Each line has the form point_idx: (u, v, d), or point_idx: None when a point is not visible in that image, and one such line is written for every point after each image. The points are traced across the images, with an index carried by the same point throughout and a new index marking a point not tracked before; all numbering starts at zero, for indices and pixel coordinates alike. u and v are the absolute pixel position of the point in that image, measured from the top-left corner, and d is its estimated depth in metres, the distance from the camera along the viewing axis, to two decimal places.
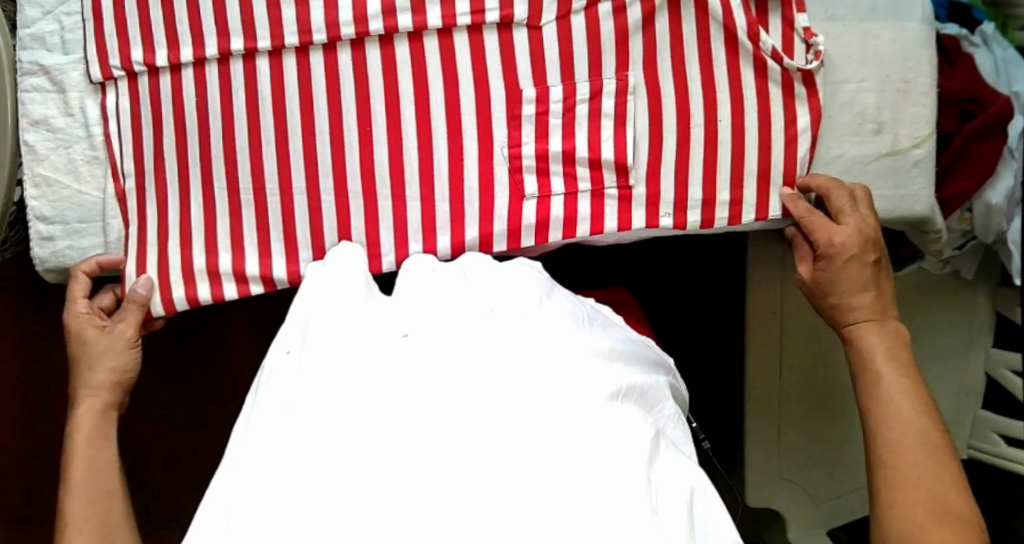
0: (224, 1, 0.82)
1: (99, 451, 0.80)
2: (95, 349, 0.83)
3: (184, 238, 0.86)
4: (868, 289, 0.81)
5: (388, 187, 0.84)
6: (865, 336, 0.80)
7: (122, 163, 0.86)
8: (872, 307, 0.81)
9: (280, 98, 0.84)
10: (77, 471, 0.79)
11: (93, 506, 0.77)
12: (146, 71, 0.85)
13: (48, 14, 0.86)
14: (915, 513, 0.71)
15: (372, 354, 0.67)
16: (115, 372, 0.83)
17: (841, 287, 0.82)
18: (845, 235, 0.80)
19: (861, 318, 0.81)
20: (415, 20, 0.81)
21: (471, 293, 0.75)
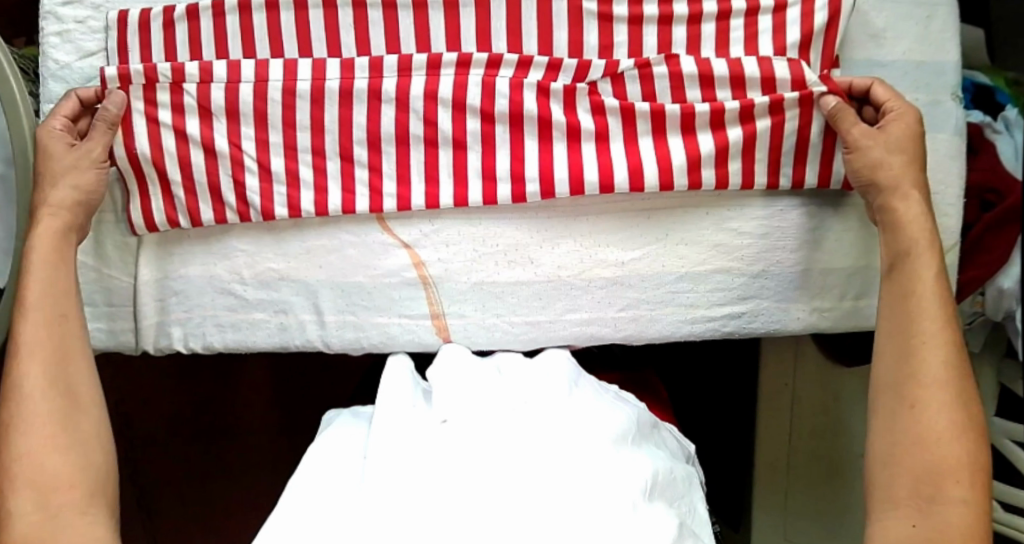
0: (266, 87, 0.82)
1: (55, 273, 0.77)
2: (63, 159, 0.80)
3: (185, 177, 0.84)
4: (918, 164, 0.79)
5: (415, 272, 0.84)
6: (912, 222, 0.78)
7: (137, 227, 0.85)
8: (915, 178, 0.79)
9: (322, 186, 0.83)
10: (30, 293, 0.76)
11: (44, 330, 0.75)
12: (175, 134, 0.83)
13: (72, 90, 0.86)
14: (931, 451, 0.71)
15: (417, 439, 0.71)
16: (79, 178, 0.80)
17: (887, 161, 0.79)
18: (896, 106, 0.80)
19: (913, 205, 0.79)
20: (455, 123, 0.82)
21: (511, 364, 0.82)
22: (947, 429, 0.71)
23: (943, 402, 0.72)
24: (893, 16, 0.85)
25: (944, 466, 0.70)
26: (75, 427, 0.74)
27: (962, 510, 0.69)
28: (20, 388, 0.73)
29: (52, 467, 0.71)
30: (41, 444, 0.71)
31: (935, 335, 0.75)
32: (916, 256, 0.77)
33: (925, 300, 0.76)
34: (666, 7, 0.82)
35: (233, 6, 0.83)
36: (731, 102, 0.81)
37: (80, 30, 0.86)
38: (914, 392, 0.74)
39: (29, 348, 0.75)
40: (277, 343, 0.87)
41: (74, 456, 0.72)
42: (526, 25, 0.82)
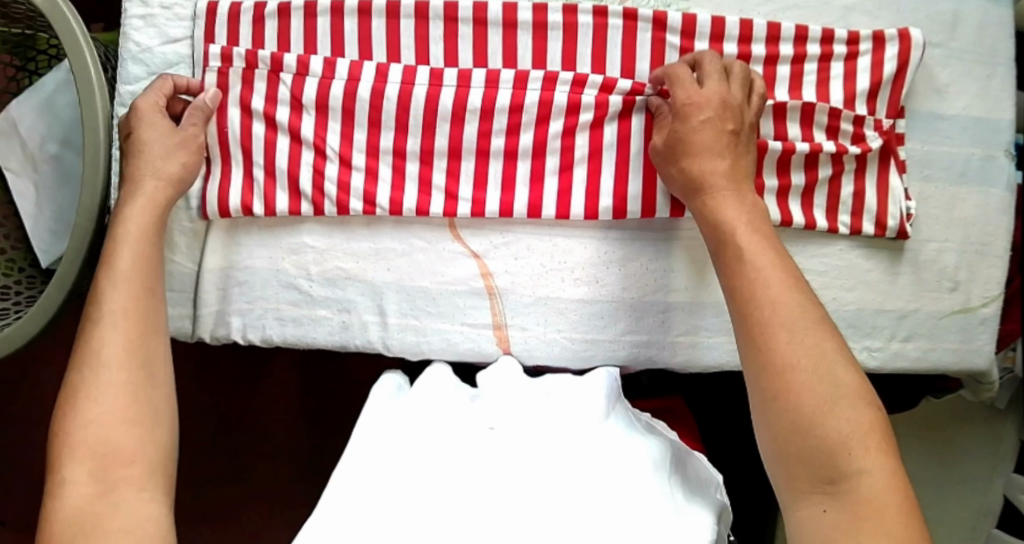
0: (356, 90, 0.84)
1: (145, 247, 0.80)
2: (166, 137, 0.83)
3: (268, 169, 0.86)
4: (727, 157, 0.79)
5: (479, 280, 0.86)
6: (726, 211, 0.77)
7: (210, 211, 0.86)
8: (731, 175, 0.79)
9: (399, 185, 0.85)
10: (122, 260, 0.78)
11: (131, 298, 0.77)
12: (264, 121, 0.85)
13: (151, 73, 0.88)
14: (813, 439, 0.66)
15: (457, 441, 0.72)
16: (179, 156, 0.83)
17: (705, 155, 0.79)
18: (711, 99, 0.79)
19: (718, 190, 0.78)
20: (536, 138, 0.84)
21: (555, 383, 0.80)
22: (825, 407, 0.66)
23: (790, 385, 0.68)
24: (957, 72, 0.88)
25: (841, 443, 0.65)
26: (146, 401, 0.73)
27: (876, 485, 0.64)
28: (96, 355, 0.73)
29: (119, 438, 0.71)
30: (108, 413, 0.71)
31: (797, 317, 0.70)
32: (743, 246, 0.75)
33: (768, 290, 0.71)
34: (745, 48, 0.85)
35: (327, 8, 0.85)
36: (802, 144, 0.84)
37: (164, 15, 0.88)
38: (776, 381, 0.68)
39: (112, 313, 0.75)
40: (337, 342, 0.87)
41: (138, 429, 0.72)
42: (610, 53, 0.85)
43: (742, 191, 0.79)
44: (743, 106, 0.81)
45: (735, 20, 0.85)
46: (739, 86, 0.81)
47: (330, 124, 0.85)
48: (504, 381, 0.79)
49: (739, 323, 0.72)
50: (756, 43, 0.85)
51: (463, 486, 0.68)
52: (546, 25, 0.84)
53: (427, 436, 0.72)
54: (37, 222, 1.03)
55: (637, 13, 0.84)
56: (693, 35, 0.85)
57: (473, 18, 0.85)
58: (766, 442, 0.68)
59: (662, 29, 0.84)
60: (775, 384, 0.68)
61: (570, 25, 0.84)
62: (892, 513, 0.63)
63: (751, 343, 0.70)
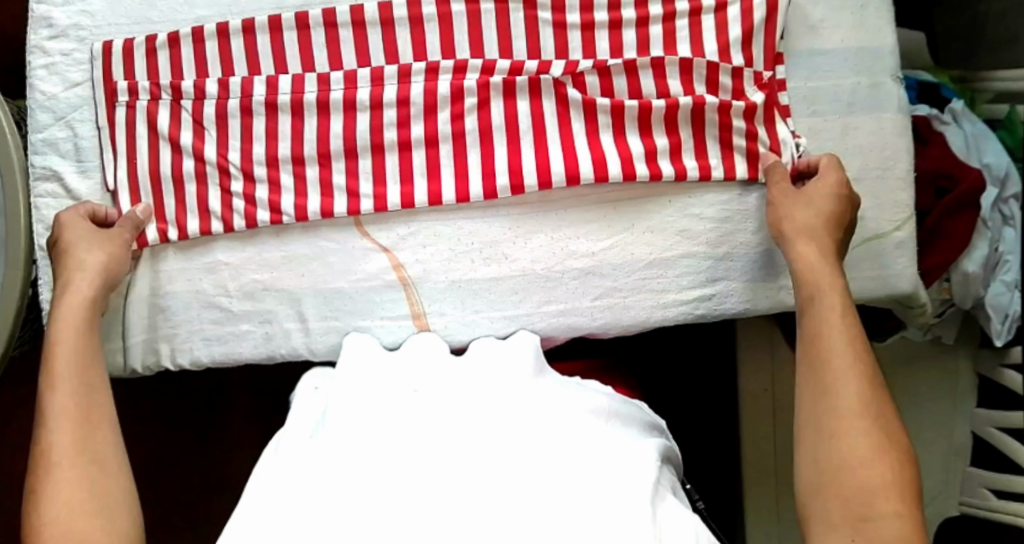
0: (251, 106, 0.88)
1: (82, 343, 0.81)
2: (88, 234, 0.86)
3: (176, 194, 0.89)
4: (830, 223, 0.82)
5: (392, 273, 0.87)
6: (814, 265, 0.80)
7: None
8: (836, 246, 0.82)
9: (302, 190, 0.88)
10: (58, 367, 0.79)
11: (72, 401, 0.78)
12: (171, 146, 0.89)
13: (59, 119, 0.93)
14: (844, 482, 0.68)
15: (383, 406, 0.71)
16: (91, 254, 0.85)
17: (815, 208, 0.83)
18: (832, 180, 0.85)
19: (810, 241, 0.82)
20: (427, 128, 0.86)
21: (482, 350, 0.82)
22: (872, 451, 0.68)
23: (842, 409, 0.71)
24: (828, 8, 0.90)
25: (861, 457, 0.68)
26: (103, 491, 0.73)
27: (882, 481, 0.67)
28: (48, 457, 0.74)
29: (79, 527, 0.70)
30: (66, 508, 0.71)
31: (863, 355, 0.74)
32: (825, 295, 0.78)
33: (845, 335, 0.75)
34: (616, 14, 0.87)
35: (214, 32, 0.89)
36: (685, 98, 0.86)
37: (65, 62, 0.93)
38: (833, 424, 0.71)
39: (58, 418, 0.76)
40: (264, 354, 0.89)
41: (101, 515, 0.71)
42: (487, 37, 0.87)
43: (812, 238, 0.82)
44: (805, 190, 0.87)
45: None
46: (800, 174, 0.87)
47: (230, 139, 0.89)
48: (428, 352, 0.81)
49: (808, 367, 0.75)
50: (625, 8, 0.87)
51: (385, 450, 0.67)
52: (422, 19, 0.87)
53: (353, 406, 0.72)
54: None
55: None
56: (563, 8, 0.87)
57: (352, 21, 0.87)
58: (807, 503, 0.69)
59: (533, 7, 0.87)
60: (816, 452, 0.71)
61: (445, 16, 0.87)
62: None
63: (824, 388, 0.73)
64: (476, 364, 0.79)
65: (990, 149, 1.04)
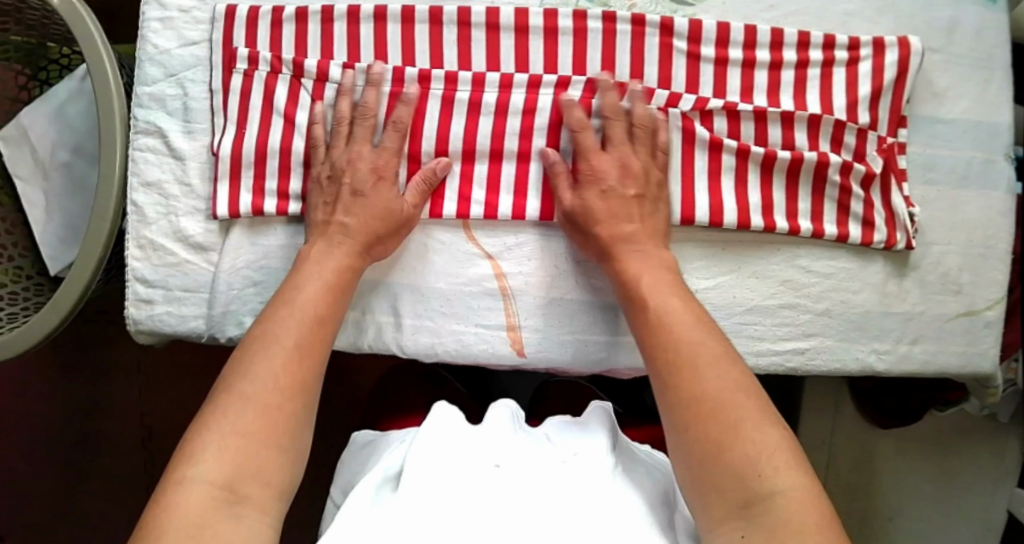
0: (368, 101, 0.86)
1: (330, 303, 0.81)
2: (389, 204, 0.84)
3: (281, 173, 0.88)
4: (647, 225, 0.83)
5: (495, 283, 0.87)
6: (638, 271, 0.80)
7: (218, 209, 0.88)
8: (636, 236, 0.82)
9: (414, 186, 0.86)
10: (298, 302, 0.79)
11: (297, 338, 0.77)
12: (282, 122, 0.88)
13: (170, 75, 0.91)
14: (754, 476, 0.67)
15: (465, 479, 0.69)
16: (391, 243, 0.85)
17: (609, 222, 0.82)
18: (609, 169, 0.83)
19: (625, 249, 0.82)
20: (551, 144, 0.85)
21: (556, 425, 0.80)
22: (771, 447, 0.68)
23: (702, 411, 0.70)
24: (955, 78, 0.90)
25: (752, 456, 0.68)
26: (293, 435, 0.73)
27: (784, 475, 0.67)
28: (277, 380, 0.74)
29: (262, 462, 0.70)
30: (256, 434, 0.71)
31: (699, 351, 0.73)
32: (651, 303, 0.78)
33: (682, 335, 0.75)
34: (750, 53, 0.86)
35: (344, 13, 0.87)
36: (810, 153, 0.85)
37: (183, 19, 0.90)
38: (731, 420, 0.69)
39: (289, 346, 0.76)
40: (352, 343, 0.88)
41: (279, 459, 0.71)
42: (619, 58, 0.86)
43: (654, 247, 0.82)
44: (648, 167, 0.84)
45: (741, 26, 0.86)
46: (648, 147, 0.84)
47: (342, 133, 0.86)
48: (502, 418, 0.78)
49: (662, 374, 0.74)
50: (760, 49, 0.86)
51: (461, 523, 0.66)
52: (557, 31, 0.86)
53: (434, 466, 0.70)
54: (46, 229, 1.10)
55: (644, 19, 0.85)
56: (699, 41, 0.86)
57: (485, 23, 0.86)
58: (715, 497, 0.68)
59: (669, 34, 0.85)
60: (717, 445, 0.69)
61: (579, 31, 0.85)
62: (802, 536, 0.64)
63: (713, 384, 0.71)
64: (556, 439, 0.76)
65: None
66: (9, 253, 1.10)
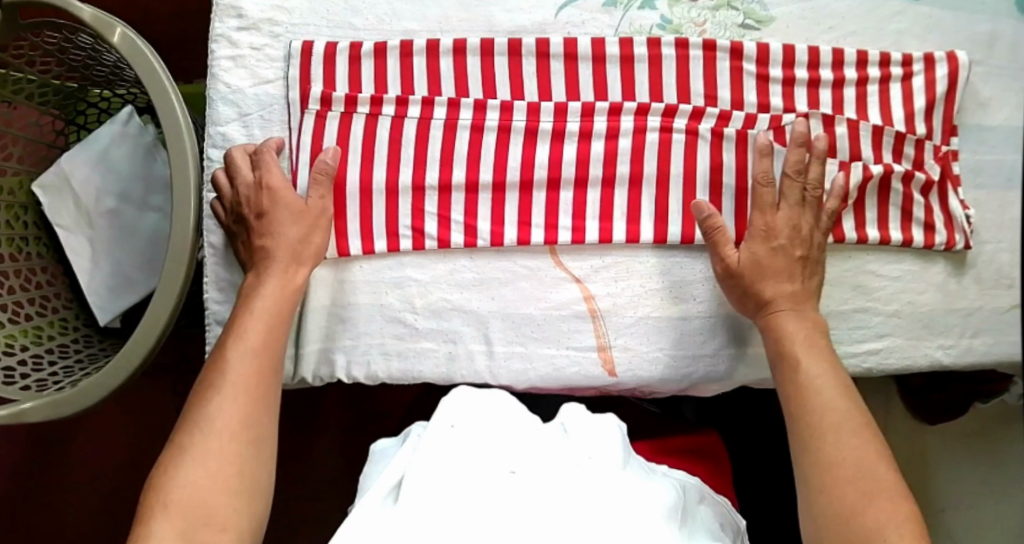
0: (455, 137, 0.89)
1: (267, 333, 0.83)
2: (290, 215, 0.86)
3: (364, 209, 0.89)
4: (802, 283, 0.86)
5: (583, 305, 0.89)
6: (786, 326, 0.85)
7: None
8: (795, 297, 0.86)
9: (500, 216, 0.89)
10: (248, 337, 0.82)
11: (247, 377, 0.81)
12: (360, 159, 0.89)
13: (243, 114, 0.91)
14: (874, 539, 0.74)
15: (480, 488, 0.72)
16: (300, 279, 0.86)
17: (773, 280, 0.86)
18: (783, 227, 0.86)
19: (780, 304, 0.85)
20: (633, 167, 0.90)
21: (571, 418, 0.82)
22: (893, 517, 0.75)
23: (842, 477, 0.78)
24: (997, 87, 0.95)
25: (878, 525, 0.75)
26: (247, 477, 0.77)
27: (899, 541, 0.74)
28: (209, 426, 0.78)
29: (214, 510, 0.75)
30: (211, 480, 0.75)
31: (845, 417, 0.80)
32: (801, 359, 0.83)
33: (821, 400, 0.81)
34: (814, 73, 0.92)
35: (423, 47, 0.91)
36: (877, 166, 0.91)
37: (255, 56, 0.92)
38: (862, 485, 0.77)
39: (230, 387, 0.80)
40: (444, 374, 0.89)
41: (235, 505, 0.76)
42: (694, 83, 0.91)
43: (805, 305, 0.86)
44: (812, 230, 0.87)
45: (805, 48, 0.91)
46: (814, 210, 0.87)
47: (429, 169, 0.89)
48: (517, 422, 0.79)
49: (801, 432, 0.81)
50: (823, 69, 0.92)
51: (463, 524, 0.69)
52: (633, 58, 0.91)
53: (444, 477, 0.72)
54: (93, 277, 1.07)
55: (716, 44, 0.91)
56: (767, 62, 0.91)
57: (564, 54, 0.91)
58: None
59: (739, 58, 0.91)
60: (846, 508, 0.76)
61: (654, 58, 0.91)
62: None
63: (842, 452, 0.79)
64: (573, 447, 0.78)
65: None
66: (55, 304, 1.08)
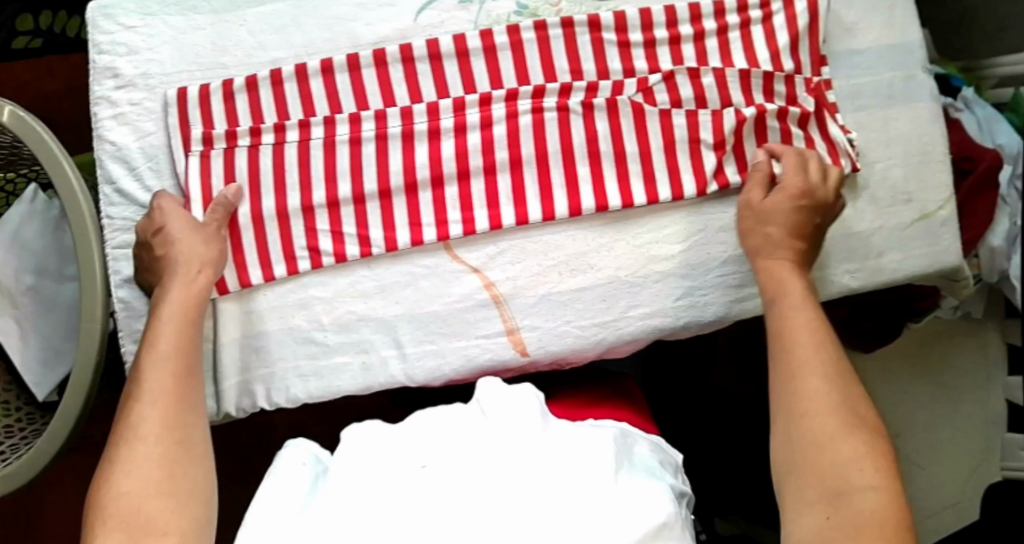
0: (334, 153, 0.90)
1: (180, 337, 0.84)
2: (188, 234, 0.88)
3: (260, 239, 0.90)
4: (795, 232, 0.87)
5: (484, 293, 0.90)
6: (780, 274, 0.85)
7: None
8: (791, 248, 0.87)
9: (391, 222, 0.90)
10: (160, 341, 0.83)
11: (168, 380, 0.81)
12: (246, 189, 0.90)
13: (132, 169, 0.93)
14: (841, 474, 0.70)
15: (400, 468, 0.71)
16: (206, 280, 0.87)
17: (768, 236, 0.87)
18: (797, 186, 0.88)
19: (772, 256, 0.86)
20: (512, 153, 0.90)
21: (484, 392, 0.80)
22: (863, 450, 0.71)
23: (817, 413, 0.74)
24: (862, 10, 0.97)
25: (848, 458, 0.71)
26: (185, 476, 0.75)
27: (866, 475, 0.69)
28: (134, 432, 0.77)
29: (155, 514, 0.72)
30: (145, 483, 0.73)
31: (834, 357, 0.77)
32: (790, 304, 0.82)
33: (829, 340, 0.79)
34: (674, 30, 0.92)
35: (292, 73, 0.90)
36: (749, 109, 0.91)
37: (135, 111, 0.93)
38: (833, 420, 0.73)
39: (149, 395, 0.79)
40: (362, 385, 0.90)
41: (174, 504, 0.73)
42: (557, 60, 0.91)
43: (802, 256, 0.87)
44: (822, 189, 0.89)
45: (661, 8, 0.92)
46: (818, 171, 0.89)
47: (315, 190, 0.90)
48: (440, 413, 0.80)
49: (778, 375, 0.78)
50: (682, 25, 0.92)
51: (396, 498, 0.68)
52: (496, 47, 0.90)
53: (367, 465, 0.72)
54: (24, 354, 1.09)
55: (573, 20, 0.91)
56: (625, 29, 0.91)
57: (428, 55, 0.90)
58: (799, 489, 0.71)
59: (598, 30, 0.91)
60: (820, 442, 0.72)
61: (516, 43, 0.90)
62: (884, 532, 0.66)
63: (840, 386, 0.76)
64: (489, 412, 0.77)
65: (1001, 131, 1.12)
66: None
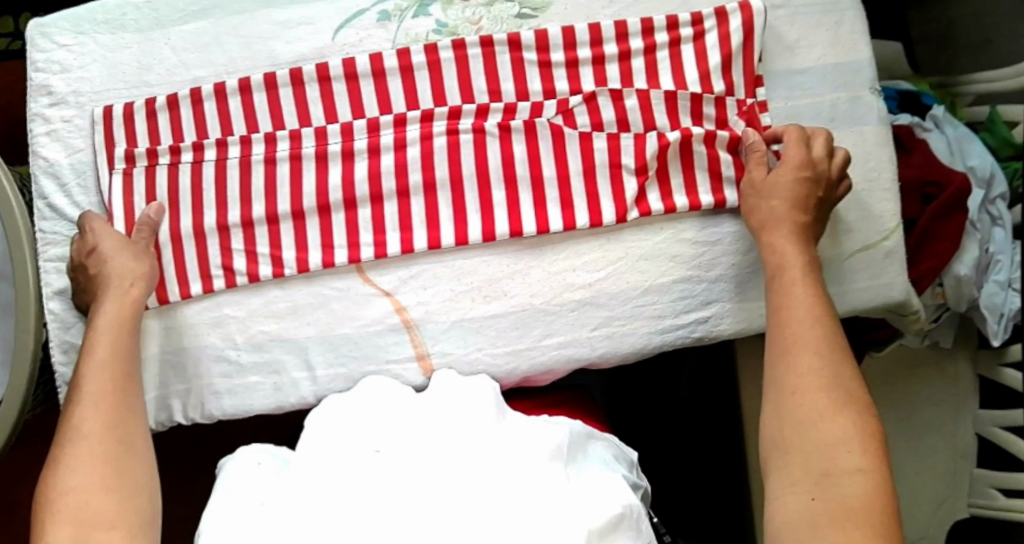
0: (251, 174, 0.90)
1: (117, 341, 0.84)
2: (119, 250, 0.88)
3: (177, 255, 0.91)
4: (795, 209, 0.85)
5: (395, 316, 0.89)
6: (784, 252, 0.83)
7: None
8: (792, 229, 0.84)
9: (304, 243, 0.90)
10: (99, 347, 0.83)
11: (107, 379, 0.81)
12: (166, 206, 0.91)
13: (62, 184, 0.93)
14: (821, 456, 0.70)
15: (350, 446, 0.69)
16: (138, 295, 0.86)
17: (771, 219, 0.85)
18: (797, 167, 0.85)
19: (774, 237, 0.84)
20: (426, 175, 0.89)
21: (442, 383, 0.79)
22: (851, 429, 0.71)
23: (806, 393, 0.74)
24: (804, 27, 0.92)
25: (833, 439, 0.71)
26: (127, 473, 0.76)
27: (856, 457, 0.70)
28: (79, 431, 0.78)
29: (96, 509, 0.73)
30: (88, 481, 0.74)
31: (827, 336, 0.77)
32: (789, 283, 0.81)
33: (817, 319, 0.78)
34: (598, 50, 0.89)
35: (211, 92, 0.90)
36: (674, 133, 0.88)
37: (66, 128, 0.93)
38: (830, 398, 0.73)
39: (89, 396, 0.80)
40: (273, 404, 0.91)
41: (118, 497, 0.74)
42: (475, 80, 0.89)
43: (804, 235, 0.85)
44: (821, 167, 0.86)
45: (585, 26, 0.89)
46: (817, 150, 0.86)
47: (229, 210, 0.90)
48: (390, 394, 0.78)
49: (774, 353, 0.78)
50: (608, 44, 0.89)
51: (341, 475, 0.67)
52: (413, 67, 0.89)
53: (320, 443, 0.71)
54: None
55: (493, 39, 0.89)
56: (548, 48, 0.89)
57: (345, 74, 0.89)
58: (781, 472, 0.71)
59: (518, 49, 0.89)
60: (805, 422, 0.72)
61: (434, 63, 0.89)
62: (871, 513, 0.67)
63: (834, 366, 0.75)
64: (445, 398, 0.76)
65: (974, 151, 1.06)
66: None
